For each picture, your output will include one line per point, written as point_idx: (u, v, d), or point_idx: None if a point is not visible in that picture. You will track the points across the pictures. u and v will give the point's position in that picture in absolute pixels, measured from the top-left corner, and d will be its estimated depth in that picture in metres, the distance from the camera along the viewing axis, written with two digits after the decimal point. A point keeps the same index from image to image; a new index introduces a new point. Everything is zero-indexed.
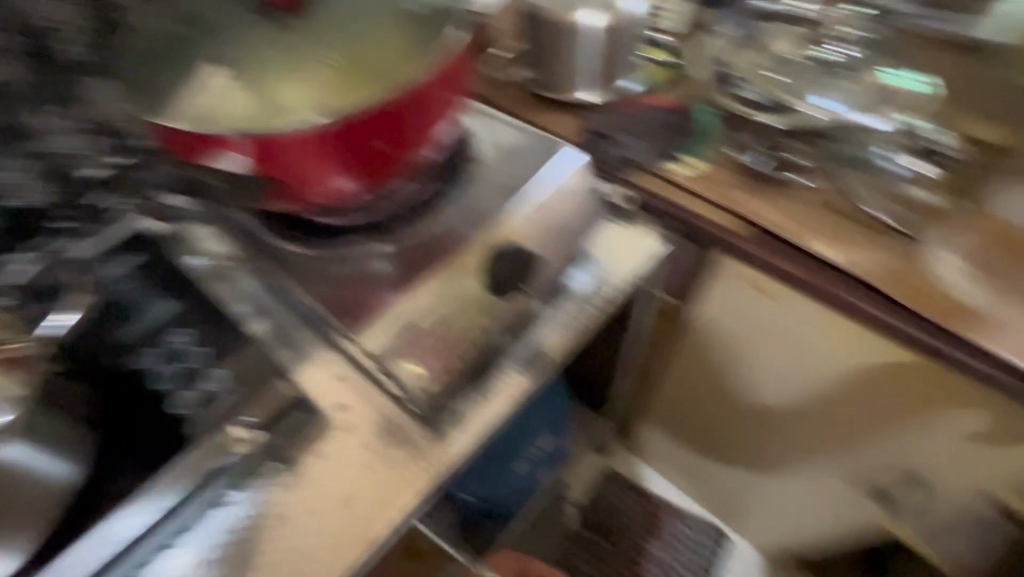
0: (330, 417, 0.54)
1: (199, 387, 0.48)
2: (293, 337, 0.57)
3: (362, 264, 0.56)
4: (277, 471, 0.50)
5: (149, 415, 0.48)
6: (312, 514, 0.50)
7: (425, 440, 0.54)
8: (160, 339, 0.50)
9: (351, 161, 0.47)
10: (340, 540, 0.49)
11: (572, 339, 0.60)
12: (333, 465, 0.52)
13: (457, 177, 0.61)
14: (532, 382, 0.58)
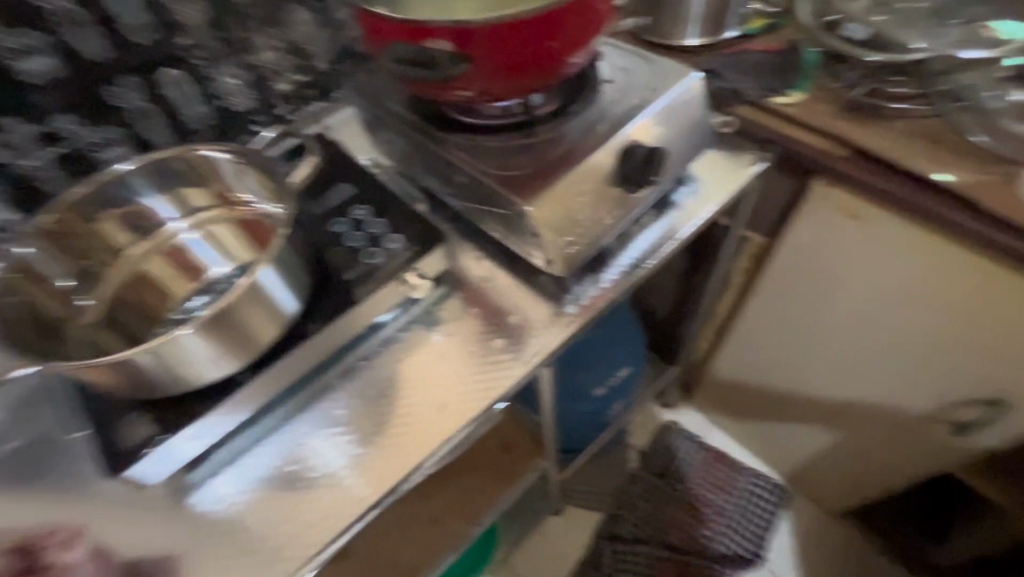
0: (470, 291, 0.67)
1: (383, 245, 0.61)
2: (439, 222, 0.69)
3: (509, 157, 0.63)
4: (431, 329, 0.65)
5: (341, 264, 0.60)
6: (459, 359, 0.63)
7: (548, 313, 0.65)
8: (348, 212, 0.64)
9: (527, 56, 0.53)
10: (472, 388, 0.61)
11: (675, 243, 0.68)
12: (472, 330, 0.64)
13: (590, 91, 0.68)
14: (633, 282, 0.67)
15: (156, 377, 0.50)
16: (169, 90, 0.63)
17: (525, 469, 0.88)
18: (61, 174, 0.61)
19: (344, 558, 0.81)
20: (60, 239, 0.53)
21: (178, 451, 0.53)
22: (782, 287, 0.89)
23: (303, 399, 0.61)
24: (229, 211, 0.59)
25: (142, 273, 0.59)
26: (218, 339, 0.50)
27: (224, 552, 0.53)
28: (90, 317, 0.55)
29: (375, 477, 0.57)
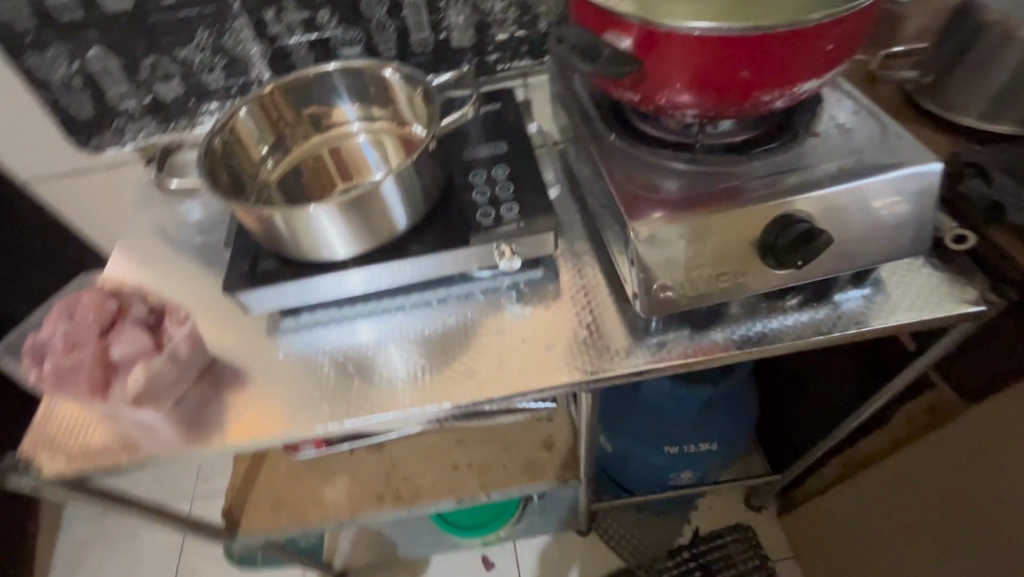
0: (565, 285, 0.65)
1: (500, 209, 0.63)
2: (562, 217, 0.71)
3: (657, 174, 0.58)
4: (515, 300, 0.65)
5: (461, 211, 0.64)
6: (525, 339, 0.62)
7: (627, 340, 0.60)
8: (487, 168, 0.67)
9: (712, 78, 0.47)
10: (522, 369, 0.59)
11: (803, 342, 0.57)
12: (549, 318, 0.63)
13: (788, 139, 0.58)
14: (733, 359, 0.58)
15: (282, 240, 0.59)
16: (407, 12, 0.73)
17: (554, 473, 0.87)
18: (309, 57, 0.75)
19: (375, 451, 0.91)
20: (280, 102, 0.64)
21: (273, 298, 0.62)
22: (948, 454, 0.69)
23: (385, 305, 0.67)
24: (398, 131, 0.67)
25: (320, 155, 0.67)
26: (336, 226, 0.58)
27: (264, 388, 0.61)
28: (274, 175, 0.64)
29: (422, 394, 0.60)
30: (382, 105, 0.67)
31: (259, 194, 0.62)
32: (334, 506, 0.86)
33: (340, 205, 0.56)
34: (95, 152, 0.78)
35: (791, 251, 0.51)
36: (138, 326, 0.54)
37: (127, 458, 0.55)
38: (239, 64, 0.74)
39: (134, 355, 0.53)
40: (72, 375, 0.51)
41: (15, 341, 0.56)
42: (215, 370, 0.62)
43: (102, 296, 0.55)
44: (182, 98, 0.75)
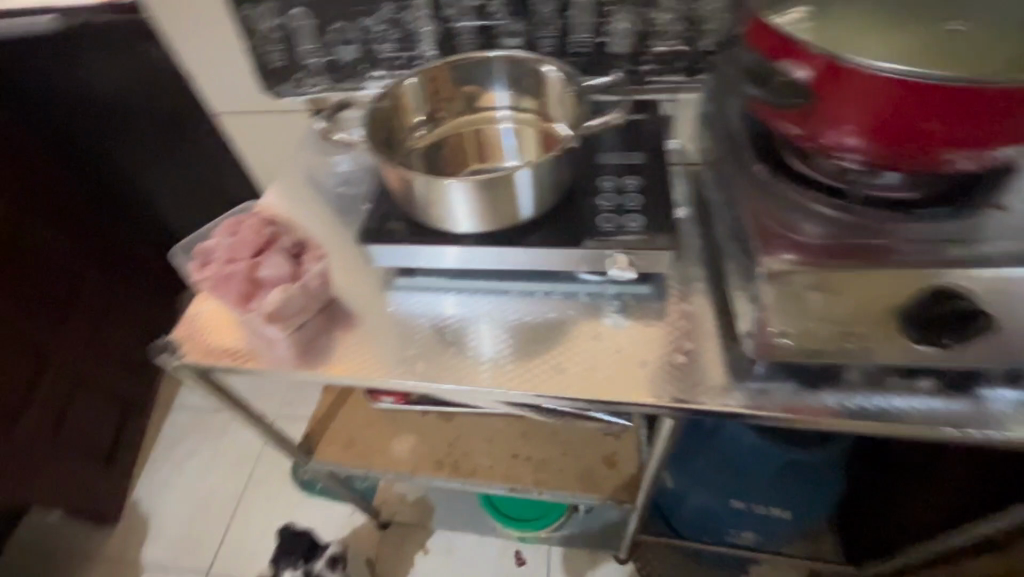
0: (671, 307, 0.64)
1: (624, 219, 0.63)
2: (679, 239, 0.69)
3: (799, 216, 0.54)
4: (616, 310, 0.65)
5: (584, 213, 0.65)
6: (618, 352, 0.61)
7: (726, 378, 0.57)
8: (619, 176, 0.67)
9: (887, 125, 0.44)
10: (608, 380, 0.59)
11: (927, 430, 0.52)
12: (648, 336, 0.62)
13: (961, 208, 0.52)
14: (840, 427, 0.53)
15: (416, 204, 0.63)
16: (575, 11, 0.75)
17: (610, 490, 0.86)
18: (473, 42, 0.80)
19: (445, 420, 0.96)
20: (442, 80, 0.68)
21: (394, 256, 0.67)
22: None
23: (490, 285, 0.70)
24: (542, 126, 0.69)
25: (464, 133, 0.71)
26: (467, 203, 0.61)
27: (369, 334, 0.66)
28: (421, 144, 0.69)
29: (507, 377, 0.62)
30: (532, 98, 0.69)
31: (403, 158, 0.66)
32: (397, 459, 0.92)
33: (475, 184, 0.59)
34: (276, 97, 0.88)
35: (937, 327, 0.47)
36: (284, 254, 0.61)
37: (249, 365, 0.63)
38: (411, 39, 0.80)
39: (277, 279, 0.60)
40: (225, 284, 0.59)
41: (189, 242, 0.65)
42: (332, 308, 0.68)
43: (261, 222, 0.62)
44: (356, 62, 0.83)
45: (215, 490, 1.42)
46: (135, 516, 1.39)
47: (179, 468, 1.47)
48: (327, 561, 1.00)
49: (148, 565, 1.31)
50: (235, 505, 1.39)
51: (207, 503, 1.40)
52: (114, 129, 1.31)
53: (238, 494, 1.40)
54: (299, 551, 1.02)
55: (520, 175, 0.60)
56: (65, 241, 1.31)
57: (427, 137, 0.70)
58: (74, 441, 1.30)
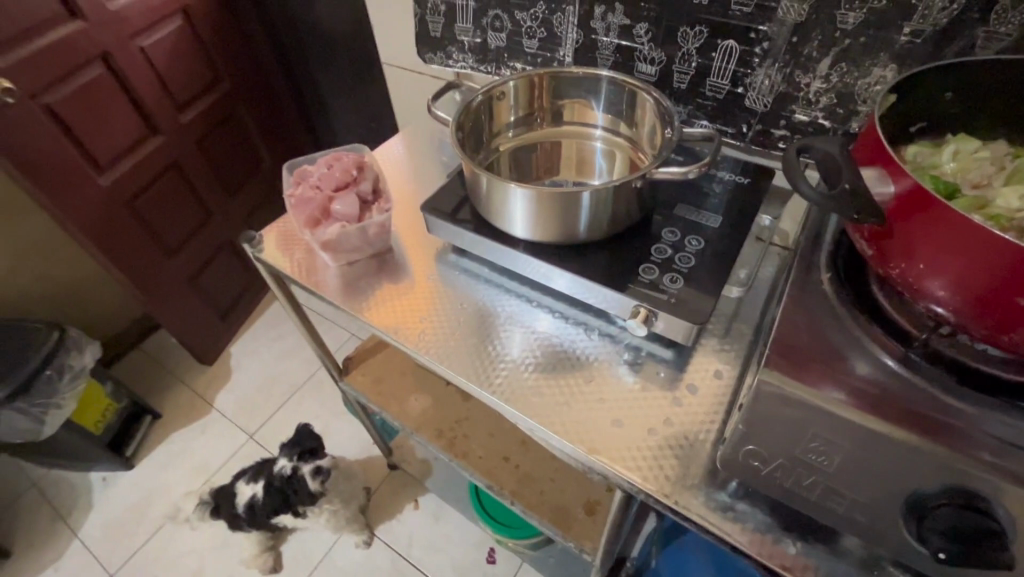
0: (682, 383, 0.60)
1: (665, 276, 0.60)
2: (727, 321, 0.64)
3: (843, 343, 0.46)
4: (627, 362, 0.62)
5: (632, 257, 0.63)
6: (605, 402, 0.59)
7: (697, 477, 0.52)
8: (683, 233, 0.64)
9: (971, 283, 0.36)
10: (580, 423, 0.57)
11: None
12: (644, 401, 0.59)
13: None
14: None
15: (477, 194, 0.66)
16: (718, 55, 0.71)
17: (576, 534, 0.83)
18: (610, 59, 0.80)
19: (461, 398, 1.00)
20: (545, 87, 0.68)
21: (448, 232, 0.72)
22: None
23: (525, 292, 0.71)
24: (630, 155, 0.69)
25: (555, 142, 0.72)
26: (519, 207, 0.63)
27: (403, 291, 0.72)
28: (511, 143, 0.71)
29: (494, 378, 0.63)
30: (628, 124, 0.68)
31: (488, 154, 0.69)
32: (407, 412, 0.99)
33: (529, 194, 0.60)
34: (426, 63, 0.98)
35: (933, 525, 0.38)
36: (357, 197, 0.69)
37: (301, 278, 0.73)
38: (553, 41, 0.83)
39: (343, 215, 0.68)
40: (302, 205, 0.69)
41: (296, 162, 0.75)
42: (386, 258, 0.76)
43: (353, 164, 0.71)
44: (500, 49, 0.88)
45: (285, 373, 1.65)
46: (223, 365, 1.68)
47: (267, 343, 1.73)
48: (313, 468, 1.15)
49: (216, 407, 1.58)
50: (293, 392, 1.60)
51: (274, 380, 1.63)
52: (318, 55, 1.54)
53: (298, 384, 1.62)
54: (300, 447, 1.18)
55: (574, 196, 0.59)
56: (252, 135, 1.66)
57: (516, 138, 0.72)
58: (206, 287, 1.63)
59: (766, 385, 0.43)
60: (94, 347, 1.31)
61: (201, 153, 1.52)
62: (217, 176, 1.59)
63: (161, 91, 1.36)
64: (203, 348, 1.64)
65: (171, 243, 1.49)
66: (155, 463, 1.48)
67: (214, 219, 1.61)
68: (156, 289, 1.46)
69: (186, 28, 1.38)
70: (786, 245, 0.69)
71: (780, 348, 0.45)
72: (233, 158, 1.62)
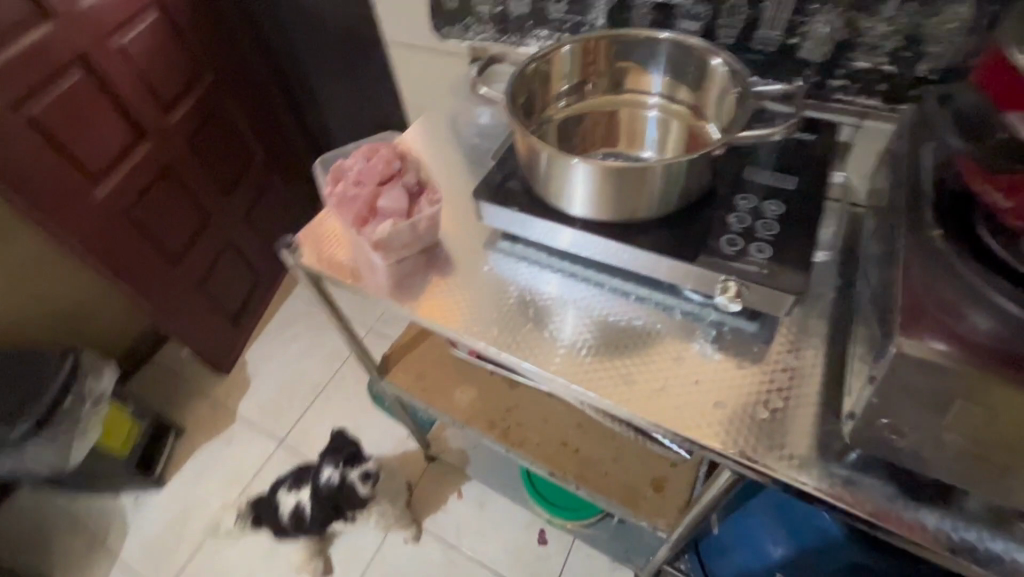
0: (775, 354, 0.57)
1: (749, 246, 0.57)
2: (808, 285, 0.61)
3: (969, 299, 0.44)
4: (711, 339, 0.60)
5: (709, 228, 0.60)
6: (698, 384, 0.56)
7: (811, 452, 0.51)
8: (759, 198, 0.60)
9: None
10: (675, 408, 0.55)
11: None
12: (737, 378, 0.56)
13: None
14: (932, 554, 0.45)
15: (535, 174, 0.62)
16: (770, 4, 0.66)
17: (649, 513, 0.82)
18: (648, 18, 0.75)
19: (509, 386, 0.98)
20: (599, 51, 0.64)
21: (502, 218, 0.67)
22: None
23: (587, 274, 0.68)
24: (691, 121, 0.65)
25: (606, 112, 0.68)
26: (584, 185, 0.59)
27: (459, 285, 0.69)
28: (559, 115, 0.67)
29: (573, 369, 0.60)
30: (688, 88, 0.64)
31: (539, 128, 0.65)
32: (455, 406, 0.96)
33: (598, 170, 0.56)
34: (442, 38, 0.92)
35: None
36: (404, 189, 0.65)
37: (349, 280, 0.69)
38: (583, 3, 0.77)
39: (392, 211, 0.63)
40: (347, 204, 0.64)
41: (329, 157, 0.70)
42: (434, 251, 0.71)
43: (395, 155, 0.66)
44: (524, 17, 0.82)
45: (306, 375, 1.61)
46: (241, 373, 1.63)
47: (283, 346, 1.68)
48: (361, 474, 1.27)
49: (239, 416, 1.54)
50: (317, 393, 1.56)
51: (296, 383, 1.59)
52: (305, 40, 1.45)
53: (321, 384, 1.58)
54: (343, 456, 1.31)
55: (648, 171, 0.56)
56: (242, 132, 1.57)
57: (565, 109, 0.67)
58: (214, 295, 1.57)
59: (901, 354, 0.41)
60: (112, 369, 1.26)
61: (192, 156, 1.43)
62: (212, 177, 1.51)
63: (145, 93, 1.27)
64: (218, 358, 1.59)
65: (173, 253, 1.42)
66: (185, 479, 1.44)
67: (213, 224, 1.53)
68: (163, 302, 1.40)
69: (163, 22, 1.29)
70: (855, 201, 0.66)
71: (907, 313, 0.43)
72: (226, 158, 1.54)
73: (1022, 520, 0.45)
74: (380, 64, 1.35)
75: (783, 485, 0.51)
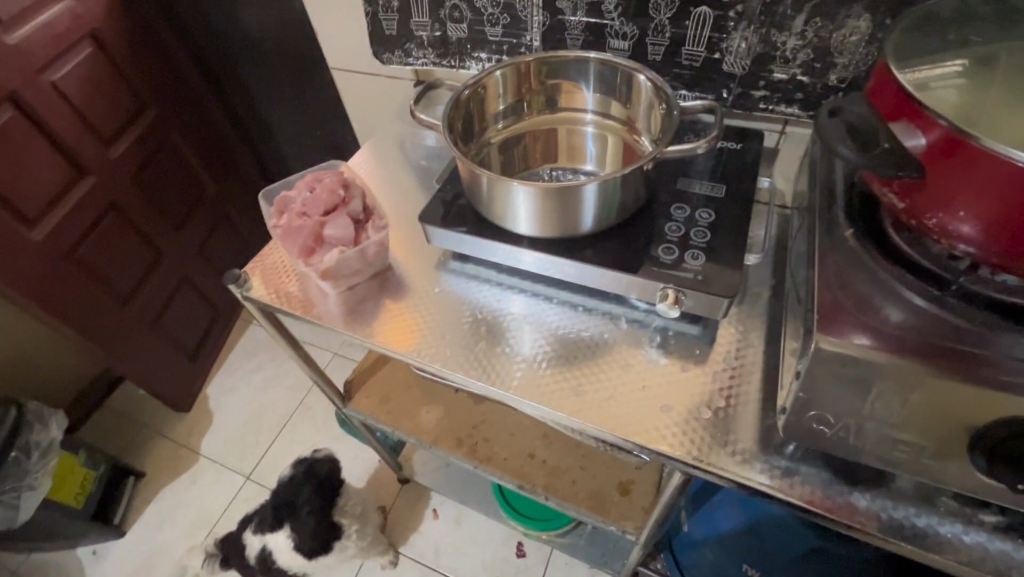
0: (717, 354, 0.60)
1: (685, 253, 0.59)
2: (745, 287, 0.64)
3: (881, 293, 0.47)
4: (657, 344, 0.62)
5: (647, 238, 0.62)
6: (647, 389, 0.59)
7: (754, 446, 0.53)
8: (693, 207, 0.63)
9: (1013, 223, 0.37)
10: (626, 415, 0.57)
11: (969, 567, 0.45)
12: (684, 380, 0.59)
13: None
14: (868, 536, 0.48)
15: (479, 196, 0.64)
16: (691, 23, 0.70)
17: (617, 517, 0.83)
18: (581, 38, 0.78)
19: (475, 401, 0.98)
20: (532, 73, 0.66)
21: (450, 240, 0.68)
22: None
23: (537, 290, 0.69)
24: (625, 136, 0.68)
25: (545, 130, 0.70)
26: (525, 204, 0.60)
27: (411, 308, 0.69)
28: (499, 136, 0.69)
29: (527, 384, 0.61)
30: (621, 105, 0.67)
31: (479, 149, 0.67)
32: (421, 427, 0.96)
33: (537, 190, 0.58)
34: (384, 64, 0.93)
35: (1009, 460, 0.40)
36: (350, 217, 0.65)
37: (301, 311, 0.68)
38: (518, 26, 0.80)
39: (339, 239, 0.64)
40: (293, 234, 0.64)
41: (273, 189, 0.70)
42: (386, 276, 0.72)
43: (340, 183, 0.67)
44: (462, 41, 0.84)
45: (270, 405, 1.57)
46: (202, 409, 1.58)
47: (246, 377, 1.64)
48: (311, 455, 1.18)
49: (202, 454, 1.49)
50: (283, 424, 1.53)
51: (261, 415, 1.55)
52: (249, 67, 1.44)
53: (288, 415, 1.54)
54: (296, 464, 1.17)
55: (584, 187, 0.58)
56: (192, 162, 1.54)
57: (504, 130, 0.69)
58: (169, 331, 1.53)
59: (822, 349, 0.44)
60: (60, 417, 1.21)
61: (137, 190, 1.39)
62: (160, 210, 1.47)
63: (83, 128, 1.24)
64: (176, 396, 1.54)
65: (123, 291, 1.38)
66: (147, 525, 1.38)
67: (165, 258, 1.49)
68: (113, 342, 1.35)
69: (99, 55, 1.25)
70: (784, 204, 0.70)
71: (825, 311, 0.46)
72: (176, 190, 1.51)
73: (946, 495, 0.49)
74: (328, 88, 1.35)
75: (731, 481, 0.53)
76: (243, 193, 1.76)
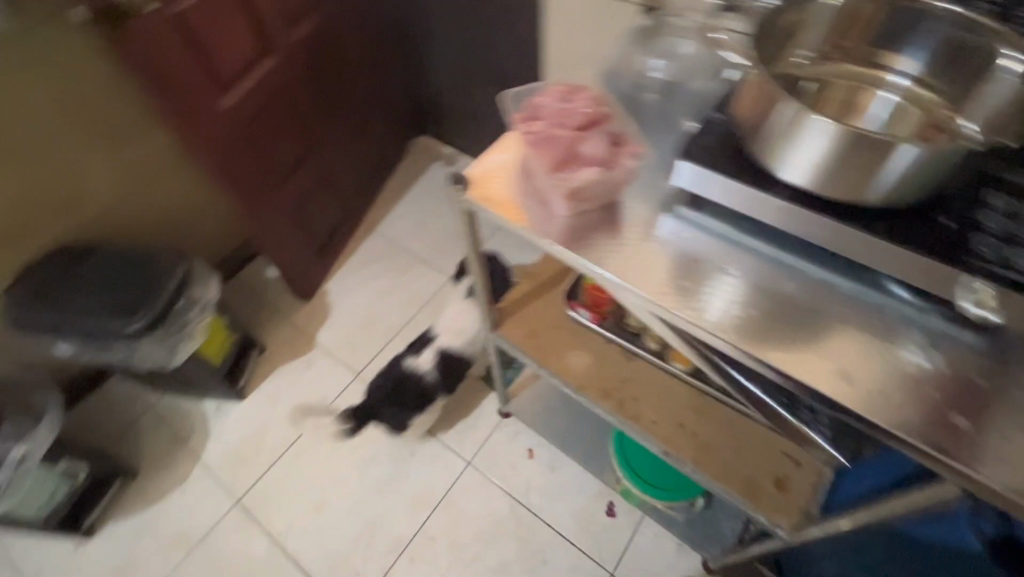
0: (992, 366, 0.54)
1: (1009, 252, 0.53)
2: None
3: None
4: (921, 344, 0.56)
5: (951, 228, 0.55)
6: (911, 386, 0.54)
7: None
8: (1014, 203, 0.56)
9: None
10: (883, 402, 0.53)
11: None
12: (954, 388, 0.53)
13: None
14: None
15: (762, 140, 0.57)
16: None
17: (767, 506, 0.79)
18: None
19: (627, 358, 0.95)
20: (866, 15, 0.63)
21: (704, 181, 0.61)
22: None
23: (777, 255, 0.63)
24: (931, 111, 0.63)
25: (843, 80, 0.67)
26: (820, 154, 0.53)
27: (635, 244, 0.65)
28: (799, 70, 0.65)
29: (763, 344, 0.58)
30: (944, 78, 0.63)
31: (782, 75, 0.64)
32: (571, 370, 0.94)
33: (853, 138, 0.50)
34: None
35: None
36: (607, 135, 0.61)
37: (523, 225, 0.66)
38: None
39: (593, 158, 0.60)
40: (545, 142, 0.60)
41: (519, 92, 0.67)
42: (610, 209, 0.67)
43: (596, 98, 0.62)
44: None
45: (385, 312, 1.62)
46: (322, 302, 1.65)
47: (364, 281, 1.69)
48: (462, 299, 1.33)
49: (319, 343, 1.57)
50: (394, 333, 1.58)
51: (375, 321, 1.61)
52: None
53: (399, 326, 1.59)
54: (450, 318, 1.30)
55: (911, 148, 0.49)
56: (356, 61, 1.55)
57: (807, 67, 0.66)
58: (306, 222, 1.57)
59: None
60: (217, 283, 1.29)
61: (307, 77, 1.41)
62: (321, 102, 1.48)
63: (275, 5, 1.24)
64: (304, 284, 1.61)
65: (279, 176, 1.43)
66: (264, 396, 1.48)
67: (316, 150, 1.52)
68: (262, 220, 1.40)
69: None
70: None
71: None
72: (338, 86, 1.52)
73: None
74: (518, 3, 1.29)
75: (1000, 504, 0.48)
76: (391, 104, 1.76)
